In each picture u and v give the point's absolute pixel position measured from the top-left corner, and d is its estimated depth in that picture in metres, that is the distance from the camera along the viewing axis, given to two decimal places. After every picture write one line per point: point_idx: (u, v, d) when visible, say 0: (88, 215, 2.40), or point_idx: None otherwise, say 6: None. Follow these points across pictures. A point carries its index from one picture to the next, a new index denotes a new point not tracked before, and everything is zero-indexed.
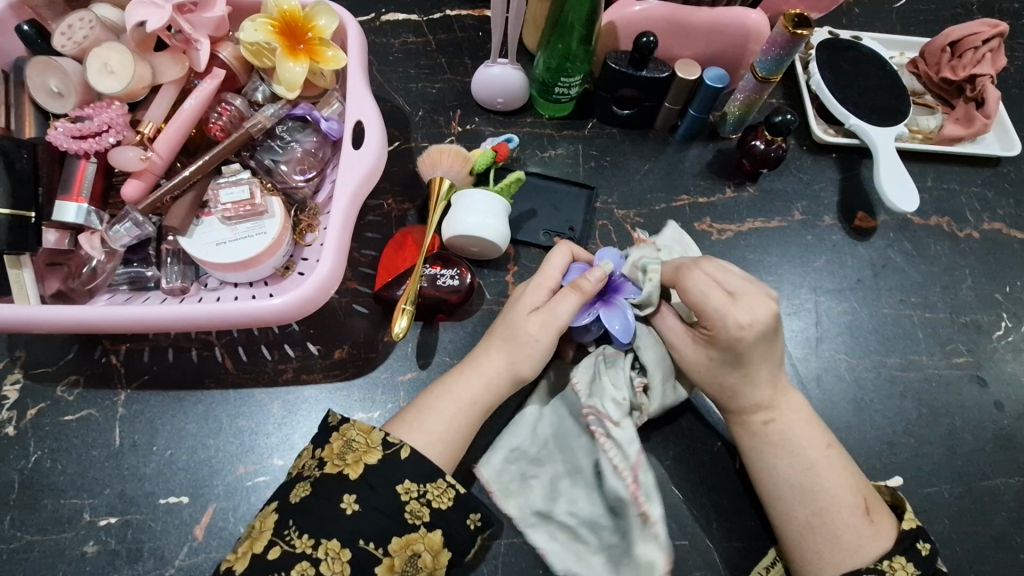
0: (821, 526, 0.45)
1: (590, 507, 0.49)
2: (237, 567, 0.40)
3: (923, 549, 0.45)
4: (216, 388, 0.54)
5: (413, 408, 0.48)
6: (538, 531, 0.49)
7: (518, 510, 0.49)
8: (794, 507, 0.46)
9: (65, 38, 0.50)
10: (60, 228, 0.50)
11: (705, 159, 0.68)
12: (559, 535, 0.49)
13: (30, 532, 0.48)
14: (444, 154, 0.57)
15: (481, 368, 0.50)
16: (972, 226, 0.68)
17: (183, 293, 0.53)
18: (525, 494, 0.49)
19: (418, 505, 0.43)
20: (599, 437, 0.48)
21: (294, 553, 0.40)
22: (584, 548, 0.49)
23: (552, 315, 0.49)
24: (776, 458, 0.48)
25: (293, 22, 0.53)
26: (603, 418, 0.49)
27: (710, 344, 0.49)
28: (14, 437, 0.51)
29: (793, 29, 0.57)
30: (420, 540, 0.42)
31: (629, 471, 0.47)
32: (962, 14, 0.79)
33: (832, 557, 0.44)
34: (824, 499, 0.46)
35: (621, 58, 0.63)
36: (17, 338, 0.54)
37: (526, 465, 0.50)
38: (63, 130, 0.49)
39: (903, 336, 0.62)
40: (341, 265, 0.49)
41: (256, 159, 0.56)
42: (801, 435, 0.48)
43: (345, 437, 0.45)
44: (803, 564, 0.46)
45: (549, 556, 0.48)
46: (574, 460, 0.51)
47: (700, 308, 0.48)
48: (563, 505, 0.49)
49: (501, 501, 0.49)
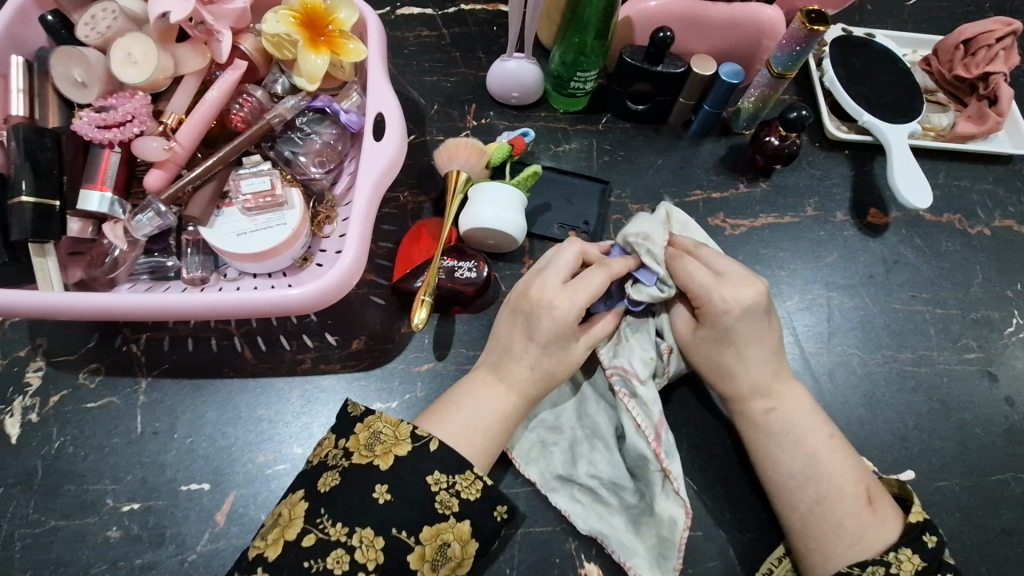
0: (820, 515, 0.46)
1: (611, 469, 0.51)
2: (269, 553, 0.41)
3: (929, 541, 0.45)
4: (235, 377, 0.54)
5: (441, 406, 0.49)
6: (560, 494, 0.51)
7: (540, 474, 0.51)
8: (795, 500, 0.47)
9: (89, 28, 0.51)
10: (84, 216, 0.51)
11: (718, 154, 0.69)
12: (581, 498, 0.51)
13: (54, 517, 0.49)
14: (460, 148, 0.58)
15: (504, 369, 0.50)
16: (983, 223, 0.68)
17: (203, 284, 0.54)
18: (546, 459, 0.52)
19: (447, 495, 0.43)
20: (622, 397, 0.50)
21: (328, 541, 0.41)
22: (606, 510, 0.51)
23: (588, 335, 0.51)
24: (770, 451, 0.49)
25: (313, 15, 0.53)
26: (626, 377, 0.51)
27: (709, 323, 0.51)
28: (36, 423, 0.52)
29: (809, 24, 0.57)
30: (450, 529, 0.43)
31: (650, 430, 0.49)
32: (974, 12, 0.79)
33: (817, 553, 0.45)
34: (822, 487, 0.46)
35: (638, 52, 0.63)
36: (39, 327, 0.55)
37: (546, 433, 0.53)
38: (87, 120, 0.50)
39: (915, 331, 0.62)
40: (361, 257, 0.49)
41: (275, 151, 0.56)
42: (794, 432, 0.49)
43: (372, 428, 0.46)
44: (804, 554, 0.46)
45: (572, 517, 0.50)
46: (593, 425, 0.53)
47: (692, 291, 0.51)
48: (584, 468, 0.51)
49: (523, 468, 0.51)
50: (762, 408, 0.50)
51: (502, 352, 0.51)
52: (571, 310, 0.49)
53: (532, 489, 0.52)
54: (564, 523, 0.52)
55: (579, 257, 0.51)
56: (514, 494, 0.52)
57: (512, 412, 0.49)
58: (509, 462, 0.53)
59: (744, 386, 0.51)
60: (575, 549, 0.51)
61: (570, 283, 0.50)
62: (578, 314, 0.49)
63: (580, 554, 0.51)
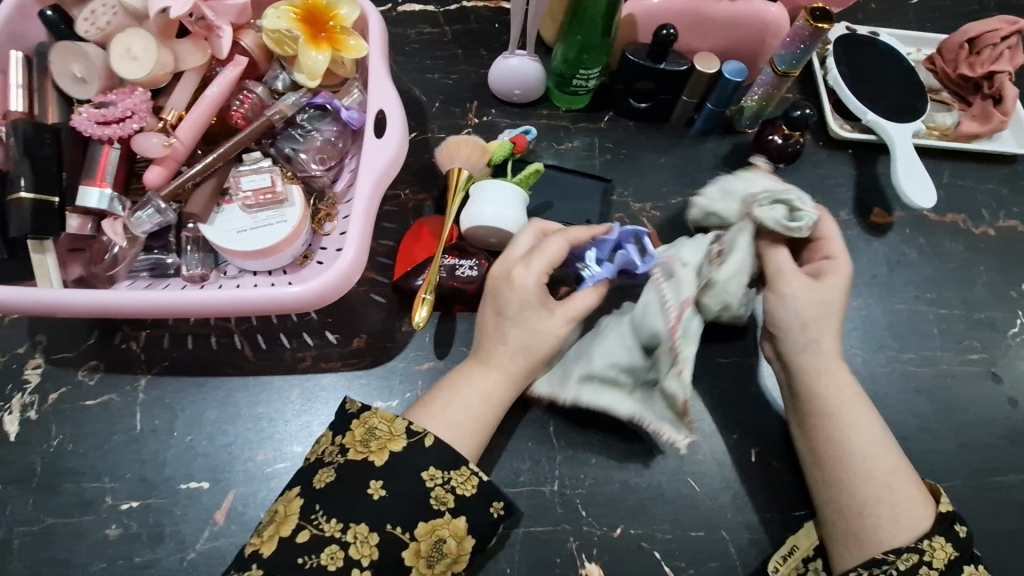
0: (891, 489, 0.45)
1: (627, 355, 0.51)
2: (264, 550, 0.41)
3: (960, 532, 0.45)
4: (235, 374, 0.54)
5: (432, 395, 0.49)
6: (580, 390, 0.51)
7: (559, 378, 0.52)
8: (854, 478, 0.46)
9: (89, 24, 0.51)
10: (83, 213, 0.50)
11: (721, 153, 0.68)
12: (602, 388, 0.51)
13: (52, 515, 0.49)
14: (461, 146, 0.58)
15: (496, 363, 0.49)
16: (986, 223, 0.68)
17: (203, 281, 0.53)
18: (561, 361, 0.53)
19: (443, 491, 0.43)
20: (656, 278, 0.50)
21: (323, 537, 0.41)
22: (623, 391, 0.52)
23: (565, 311, 0.50)
24: (838, 423, 0.47)
25: (314, 11, 0.53)
26: (666, 266, 0.50)
27: (833, 274, 0.51)
28: (35, 420, 0.51)
29: (814, 23, 0.57)
30: (446, 525, 0.43)
31: (673, 307, 0.49)
32: (978, 11, 0.79)
33: (881, 527, 0.44)
34: (889, 464, 0.46)
35: (640, 50, 0.63)
36: (37, 324, 0.54)
37: (559, 342, 0.54)
38: (87, 116, 0.50)
39: (917, 332, 0.62)
40: (363, 254, 0.49)
41: (276, 148, 0.56)
42: (862, 405, 0.49)
43: (368, 425, 0.45)
44: (867, 529, 0.44)
45: (590, 399, 0.51)
46: (597, 330, 0.53)
47: (824, 244, 0.53)
48: (597, 355, 0.52)
49: (540, 386, 0.52)
50: (846, 372, 0.50)
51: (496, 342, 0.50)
52: (530, 276, 0.50)
53: (533, 487, 0.52)
54: (566, 521, 0.51)
55: (537, 234, 0.53)
56: (514, 493, 0.52)
57: (505, 402, 0.49)
58: (508, 461, 0.53)
59: (827, 350, 0.50)
60: (575, 548, 0.50)
61: (529, 253, 0.51)
62: (539, 282, 0.50)
63: (581, 554, 0.50)
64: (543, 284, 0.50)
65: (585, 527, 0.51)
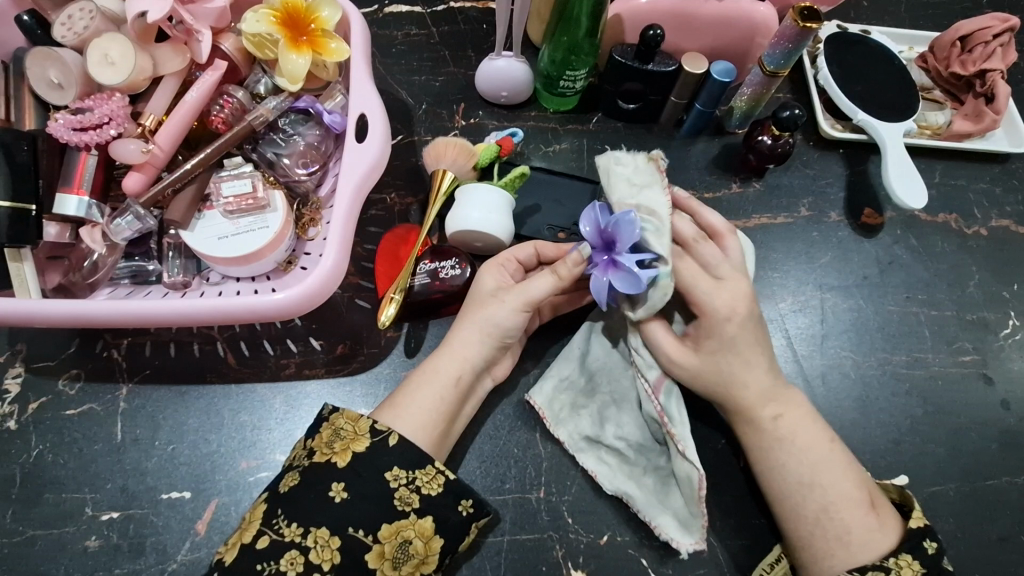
0: (826, 524, 0.44)
1: (638, 432, 0.52)
2: (226, 558, 0.41)
3: (929, 548, 0.44)
4: (219, 383, 0.54)
5: (398, 394, 0.48)
6: (587, 455, 0.52)
7: (569, 435, 0.53)
8: (789, 517, 0.46)
9: (65, 29, 0.50)
10: (61, 221, 0.50)
11: (711, 154, 0.68)
12: (609, 460, 0.52)
13: (32, 526, 0.48)
14: (448, 148, 0.57)
15: (451, 348, 0.50)
16: (979, 223, 0.67)
17: (185, 288, 0.52)
18: (575, 421, 0.53)
19: (407, 491, 0.43)
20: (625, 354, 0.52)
21: (282, 542, 0.40)
22: (634, 471, 0.51)
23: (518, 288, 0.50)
24: (771, 465, 0.47)
25: (295, 14, 0.52)
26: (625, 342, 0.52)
27: (709, 338, 0.49)
28: (15, 430, 0.51)
29: (802, 22, 0.56)
30: (411, 525, 0.42)
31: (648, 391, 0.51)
32: (971, 8, 0.78)
33: (822, 560, 0.44)
34: (830, 496, 0.45)
35: (627, 51, 0.62)
36: (18, 332, 0.54)
37: (577, 395, 0.54)
38: (63, 122, 0.49)
39: (909, 333, 0.62)
40: (343, 261, 0.49)
41: (258, 153, 0.55)
42: (805, 437, 0.47)
43: (334, 426, 0.45)
44: (809, 562, 0.45)
45: (599, 478, 0.51)
46: (619, 390, 0.53)
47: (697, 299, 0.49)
48: (611, 431, 0.52)
49: (552, 426, 0.53)
50: (770, 414, 0.48)
51: (452, 336, 0.50)
52: (487, 269, 0.52)
53: (520, 495, 0.52)
54: (553, 529, 0.51)
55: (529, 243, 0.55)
56: (501, 501, 0.51)
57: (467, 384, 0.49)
58: (494, 468, 0.52)
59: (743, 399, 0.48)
60: (562, 556, 0.50)
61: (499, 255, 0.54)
62: (494, 268, 0.52)
63: (568, 562, 0.50)
64: (500, 272, 0.52)
65: (573, 535, 0.51)
